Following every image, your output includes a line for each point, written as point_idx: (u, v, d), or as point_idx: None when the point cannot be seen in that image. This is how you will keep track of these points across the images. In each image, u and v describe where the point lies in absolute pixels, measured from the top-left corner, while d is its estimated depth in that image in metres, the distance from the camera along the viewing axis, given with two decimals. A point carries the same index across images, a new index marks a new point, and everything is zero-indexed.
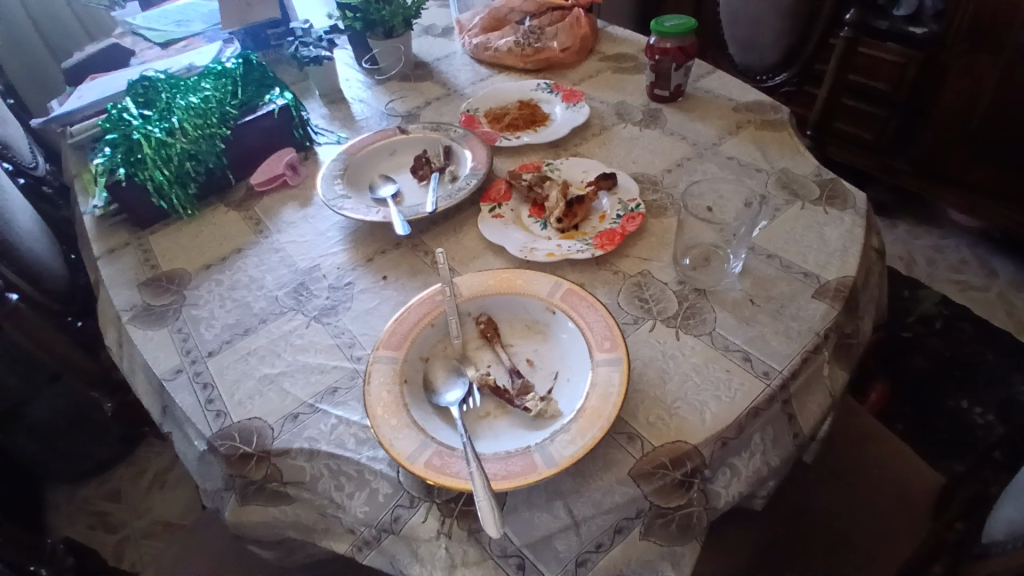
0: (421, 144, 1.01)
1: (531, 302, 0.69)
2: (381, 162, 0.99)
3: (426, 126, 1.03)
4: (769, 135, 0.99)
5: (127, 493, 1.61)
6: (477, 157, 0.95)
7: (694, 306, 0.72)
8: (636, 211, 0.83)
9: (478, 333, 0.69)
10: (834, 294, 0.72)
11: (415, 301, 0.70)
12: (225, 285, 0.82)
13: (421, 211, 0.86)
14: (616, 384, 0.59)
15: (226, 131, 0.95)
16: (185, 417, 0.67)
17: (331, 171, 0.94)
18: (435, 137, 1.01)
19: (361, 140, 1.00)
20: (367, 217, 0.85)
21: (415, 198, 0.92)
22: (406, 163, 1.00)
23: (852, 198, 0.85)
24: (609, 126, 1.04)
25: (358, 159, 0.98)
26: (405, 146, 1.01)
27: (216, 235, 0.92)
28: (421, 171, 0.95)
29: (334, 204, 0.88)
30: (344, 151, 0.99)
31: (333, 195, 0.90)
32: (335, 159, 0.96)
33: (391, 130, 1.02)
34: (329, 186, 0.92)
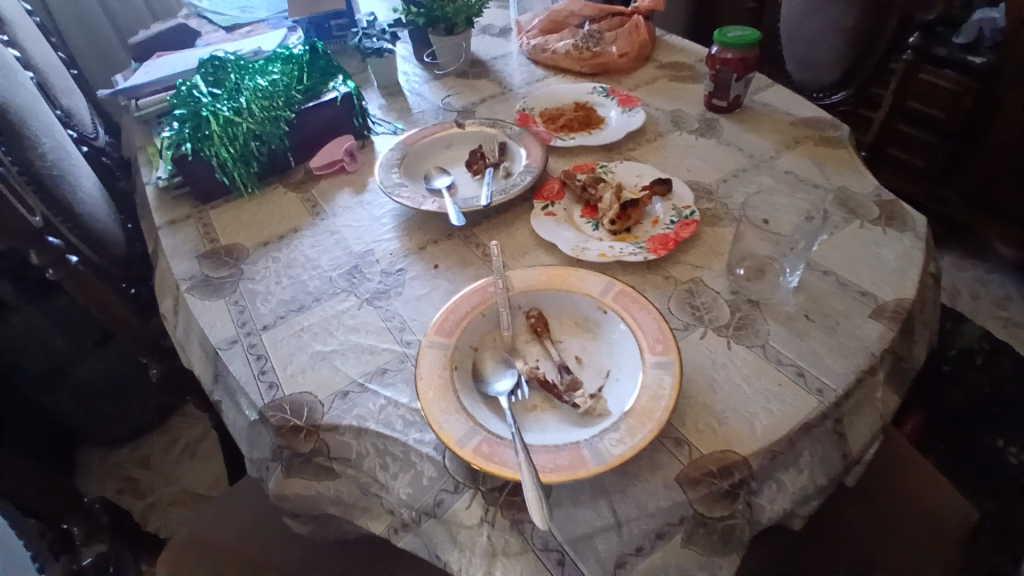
0: (476, 140, 1.02)
1: (582, 299, 0.69)
2: (436, 155, 1.01)
3: (483, 122, 1.04)
4: (826, 151, 0.97)
5: (157, 461, 1.66)
6: (532, 155, 0.95)
7: (746, 317, 0.71)
8: (691, 219, 0.82)
9: (528, 326, 0.70)
10: (891, 316, 0.71)
11: (468, 290, 0.71)
12: (281, 263, 0.84)
13: (475, 204, 0.87)
14: (668, 385, 0.58)
15: (291, 114, 0.98)
16: (238, 386, 0.69)
17: (388, 159, 0.96)
18: (490, 132, 1.02)
19: (418, 131, 1.02)
20: (423, 206, 0.87)
21: (469, 192, 0.93)
22: (461, 157, 1.01)
23: (912, 220, 0.83)
24: (664, 133, 1.04)
25: (416, 150, 1.00)
26: (460, 140, 1.03)
27: (274, 214, 0.94)
28: (475, 165, 0.97)
29: (389, 190, 0.90)
30: (400, 141, 1.00)
31: (389, 182, 0.91)
32: (394, 148, 0.98)
33: (450, 123, 1.04)
34: (385, 174, 0.93)
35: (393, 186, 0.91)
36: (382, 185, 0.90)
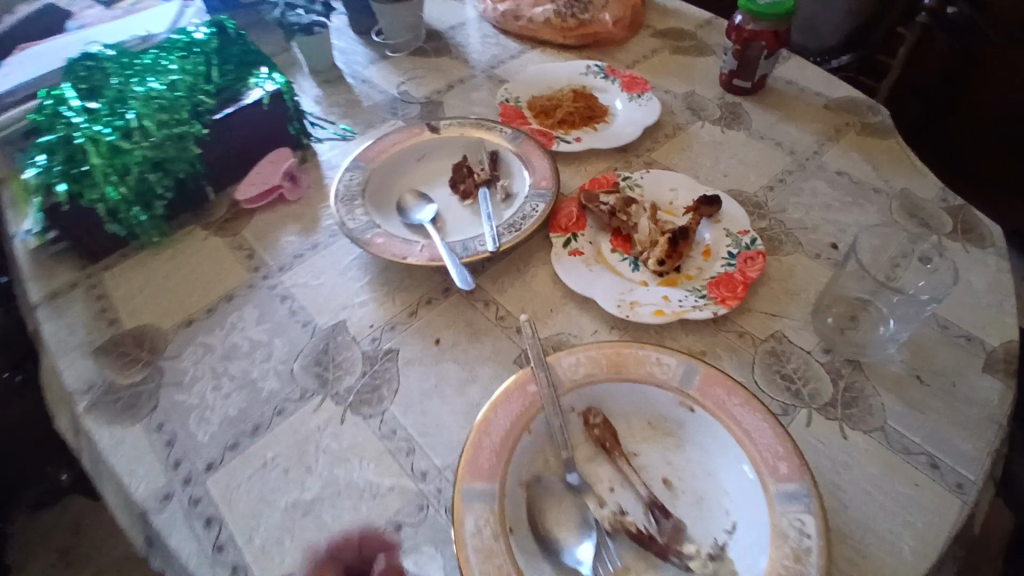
0: (457, 148, 0.80)
1: (655, 395, 0.53)
2: (407, 172, 0.79)
3: (462, 122, 0.82)
4: (873, 143, 0.82)
5: (89, 525, 1.29)
6: (535, 169, 0.74)
7: (853, 388, 0.57)
8: (753, 249, 0.66)
9: (588, 437, 0.52)
10: (1006, 368, 0.58)
11: (501, 394, 0.52)
12: (217, 355, 0.61)
13: (479, 249, 0.65)
14: (812, 534, 0.44)
15: (200, 128, 0.71)
16: (184, 573, 0.48)
17: (347, 185, 0.73)
18: (474, 137, 0.80)
19: (379, 141, 0.79)
20: (409, 257, 0.65)
21: (461, 225, 0.72)
22: (440, 172, 0.79)
23: (991, 232, 0.70)
24: (684, 125, 0.85)
25: (381, 169, 0.77)
26: (436, 150, 0.80)
27: (195, 274, 0.69)
28: (462, 186, 0.75)
29: (357, 236, 0.67)
30: (358, 156, 0.77)
31: (355, 223, 0.69)
32: (351, 169, 0.75)
33: (419, 127, 0.81)
34: (346, 209, 0.70)
35: (361, 228, 0.68)
36: (346, 230, 0.68)
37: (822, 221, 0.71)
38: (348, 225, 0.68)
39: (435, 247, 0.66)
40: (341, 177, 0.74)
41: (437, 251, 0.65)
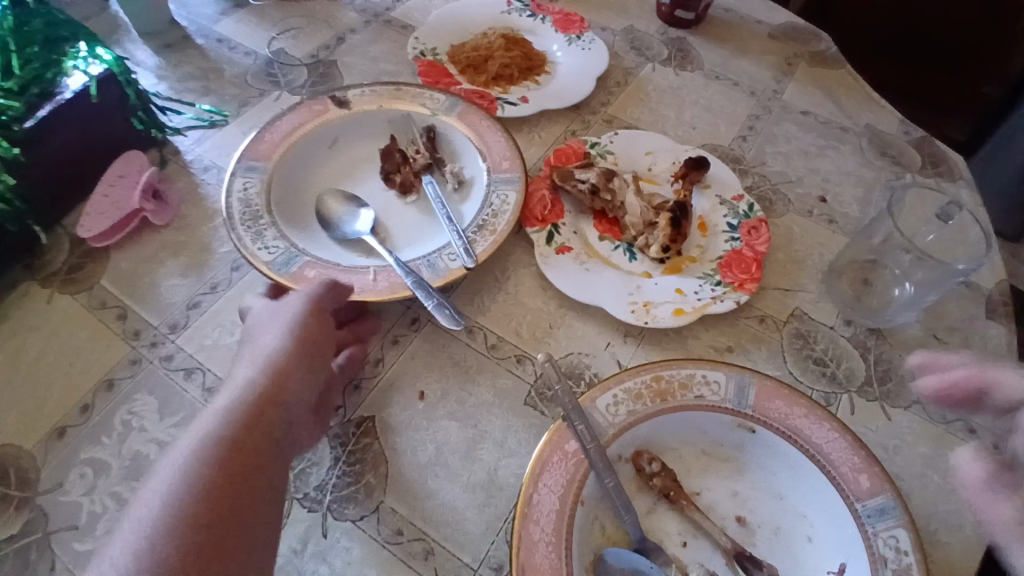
0: (376, 126, 0.63)
1: (707, 422, 0.45)
2: (317, 165, 0.60)
3: (377, 90, 0.63)
4: (827, 74, 0.77)
5: None
6: (489, 146, 0.59)
7: (882, 359, 0.53)
8: (754, 217, 0.59)
9: (642, 488, 0.43)
10: (1007, 312, 0.58)
11: (540, 462, 0.41)
12: (117, 475, 0.43)
13: (452, 266, 0.51)
14: (909, 549, 0.39)
15: (11, 148, 0.48)
16: None
17: (242, 197, 0.54)
18: (398, 110, 0.62)
19: (270, 127, 0.59)
20: (366, 291, 0.49)
21: (411, 232, 0.57)
22: (361, 161, 0.62)
23: (955, 165, 0.69)
24: (634, 70, 0.74)
25: (283, 167, 0.57)
26: (350, 132, 0.62)
27: (51, 357, 0.49)
28: (399, 178, 0.59)
29: (279, 273, 0.49)
30: (246, 151, 0.57)
31: (274, 254, 0.51)
32: (242, 172, 0.55)
33: (320, 101, 0.62)
34: (252, 233, 0.52)
35: (281, 260, 0.50)
36: (261, 265, 0.50)
37: (805, 172, 0.66)
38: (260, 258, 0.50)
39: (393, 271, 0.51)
40: (230, 186, 0.54)
41: (399, 278, 0.50)
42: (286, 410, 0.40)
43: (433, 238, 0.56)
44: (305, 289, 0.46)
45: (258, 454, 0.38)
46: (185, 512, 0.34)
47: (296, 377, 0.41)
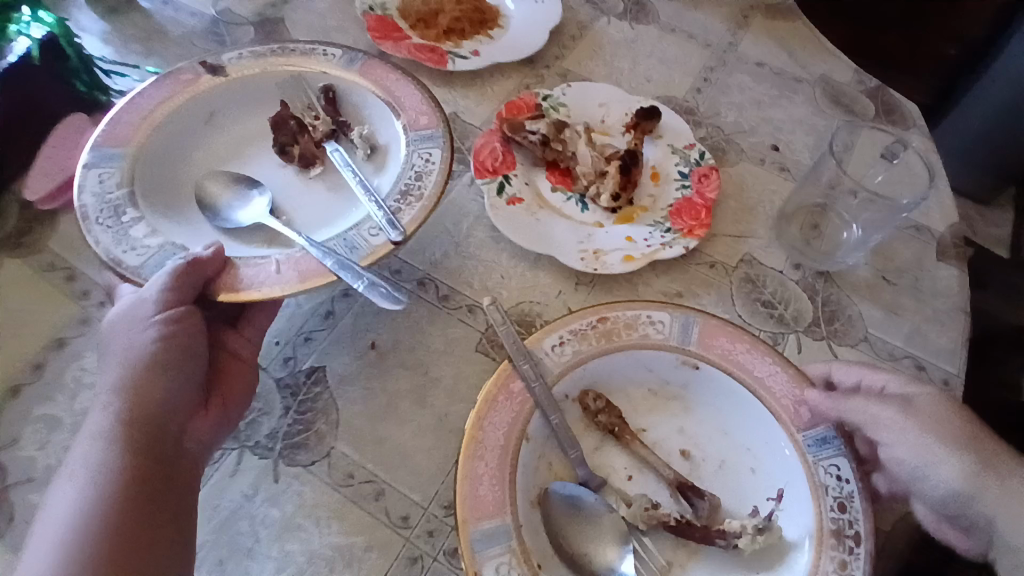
0: (259, 93, 0.59)
1: (651, 360, 0.45)
2: (192, 143, 0.56)
3: (258, 51, 0.59)
4: (782, 26, 0.77)
5: None
6: (401, 100, 0.56)
7: (831, 300, 0.54)
8: (705, 166, 0.59)
9: (589, 426, 0.44)
10: (957, 253, 0.59)
11: (486, 401, 0.41)
12: (67, 431, 0.43)
13: (375, 241, 0.48)
14: (850, 477, 0.40)
15: None
16: None
17: (100, 192, 0.49)
18: (282, 73, 0.58)
19: (131, 106, 0.54)
20: (270, 286, 0.44)
21: (320, 209, 0.54)
22: (250, 137, 0.58)
23: (908, 112, 0.70)
24: (590, 24, 0.73)
25: (148, 151, 0.53)
26: (228, 104, 0.58)
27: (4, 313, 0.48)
28: (297, 151, 0.55)
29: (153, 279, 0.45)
30: (104, 138, 0.52)
31: (151, 257, 0.46)
32: (98, 164, 0.50)
33: (190, 69, 0.57)
34: (114, 232, 0.47)
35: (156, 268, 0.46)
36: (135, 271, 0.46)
37: (757, 121, 0.66)
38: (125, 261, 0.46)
39: (302, 258, 0.46)
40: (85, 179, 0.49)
41: (309, 264, 0.45)
42: (174, 414, 0.42)
43: (347, 215, 0.53)
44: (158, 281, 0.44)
45: (157, 462, 0.39)
46: (96, 540, 0.36)
47: (172, 383, 0.43)
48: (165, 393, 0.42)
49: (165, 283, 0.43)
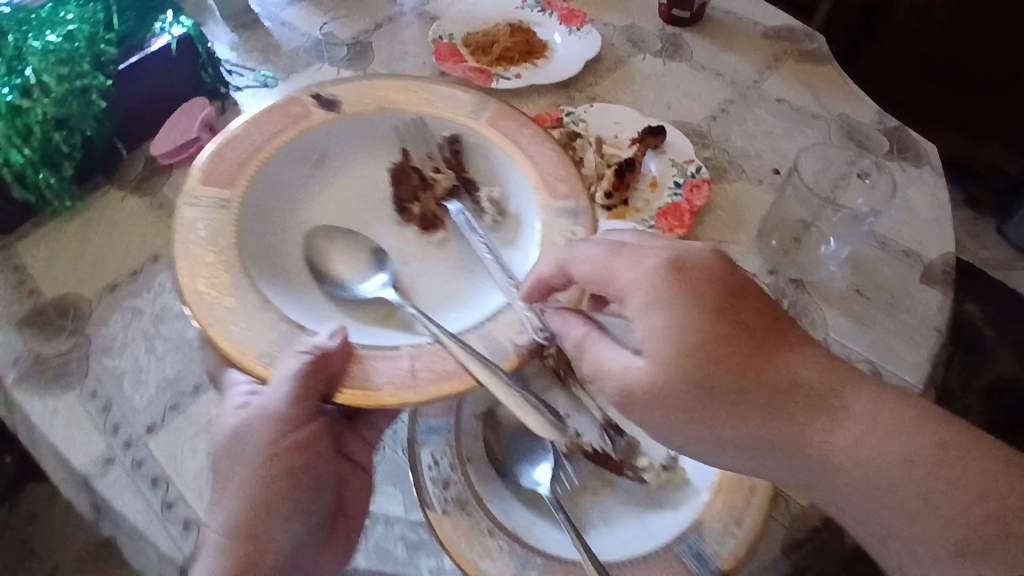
0: (382, 136, 0.63)
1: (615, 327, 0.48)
2: (305, 183, 0.60)
3: (376, 82, 0.62)
4: (812, 69, 0.83)
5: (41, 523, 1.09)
6: (539, 162, 0.57)
7: (797, 305, 0.59)
8: (699, 178, 0.66)
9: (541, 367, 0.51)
10: (944, 279, 0.61)
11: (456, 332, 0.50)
12: (150, 318, 0.59)
13: (517, 343, 0.47)
14: None
15: (105, 81, 0.65)
16: (135, 532, 0.48)
17: (200, 245, 0.49)
18: (406, 114, 0.61)
19: (240, 138, 0.56)
20: (404, 390, 0.43)
21: (441, 281, 0.58)
22: (369, 191, 0.63)
23: (925, 152, 0.73)
24: (625, 59, 0.83)
25: (259, 190, 0.55)
26: (342, 144, 0.62)
27: (116, 236, 0.65)
28: (416, 209, 0.61)
29: (263, 366, 0.45)
30: (207, 175, 0.53)
31: (263, 342, 0.45)
32: (197, 208, 0.51)
33: (301, 102, 0.59)
34: (224, 309, 0.46)
35: (268, 357, 0.45)
36: (241, 352, 0.45)
37: (764, 149, 0.72)
38: (229, 338, 0.45)
39: (437, 352, 0.45)
40: (185, 218, 0.50)
41: (443, 365, 0.44)
42: (282, 541, 0.45)
43: (475, 289, 0.56)
44: (286, 378, 0.44)
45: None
46: None
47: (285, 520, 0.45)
48: (278, 531, 0.45)
49: (290, 390, 0.44)
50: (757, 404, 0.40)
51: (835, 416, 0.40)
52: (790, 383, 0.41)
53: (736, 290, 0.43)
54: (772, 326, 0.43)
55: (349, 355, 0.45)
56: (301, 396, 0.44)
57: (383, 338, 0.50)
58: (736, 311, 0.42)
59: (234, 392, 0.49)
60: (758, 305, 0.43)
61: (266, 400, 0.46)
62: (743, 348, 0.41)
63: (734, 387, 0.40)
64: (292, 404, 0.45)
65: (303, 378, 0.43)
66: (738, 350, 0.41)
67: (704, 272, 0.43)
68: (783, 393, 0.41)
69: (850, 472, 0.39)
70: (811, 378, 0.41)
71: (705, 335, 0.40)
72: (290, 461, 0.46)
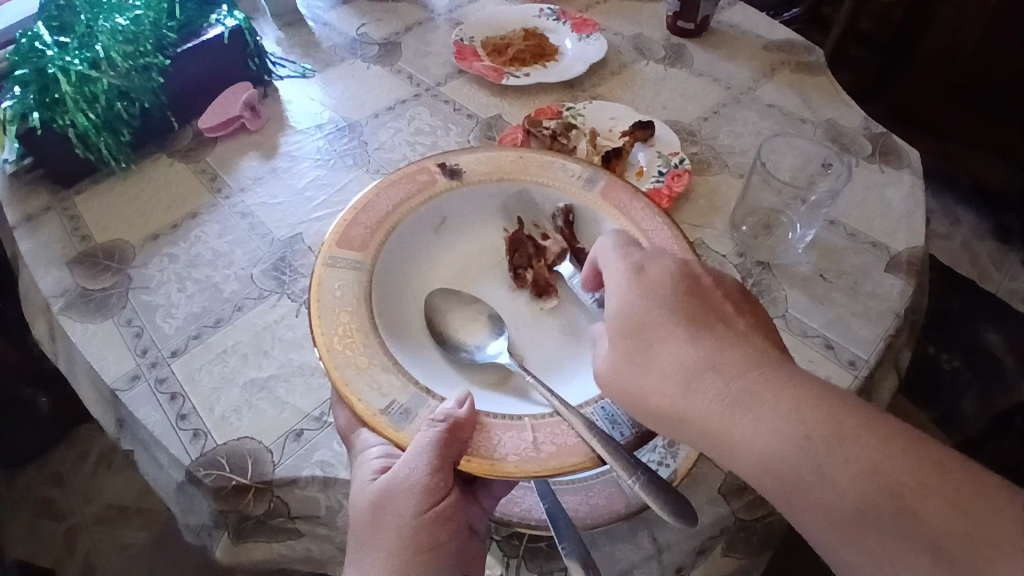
0: (494, 212, 0.62)
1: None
2: (425, 249, 0.59)
3: (495, 157, 0.62)
4: (807, 78, 0.88)
5: (77, 475, 1.19)
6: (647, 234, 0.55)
7: (760, 283, 0.63)
8: (681, 168, 0.72)
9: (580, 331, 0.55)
10: (908, 269, 0.64)
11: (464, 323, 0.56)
12: (182, 263, 0.67)
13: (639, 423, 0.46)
14: None
15: (164, 60, 0.75)
16: (151, 439, 0.55)
17: (336, 304, 0.49)
18: (521, 184, 0.61)
19: (371, 205, 0.56)
20: (527, 459, 0.43)
21: (556, 349, 0.55)
22: (488, 259, 0.61)
23: (907, 156, 0.76)
24: (629, 64, 0.90)
25: (385, 256, 0.55)
26: (461, 211, 0.60)
27: (161, 196, 0.74)
28: (530, 275, 0.58)
29: (396, 430, 0.44)
30: (337, 240, 0.53)
31: (397, 400, 0.45)
32: (336, 270, 0.51)
33: (427, 170, 0.60)
34: (354, 367, 0.46)
35: (400, 415, 0.45)
36: (379, 414, 0.44)
37: (749, 147, 0.78)
38: (364, 398, 0.45)
39: (558, 422, 0.45)
40: (323, 287, 0.50)
41: (566, 438, 0.44)
42: None
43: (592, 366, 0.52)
44: (422, 446, 0.43)
45: None
46: None
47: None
48: None
49: (427, 459, 0.43)
50: (650, 375, 0.44)
51: (737, 397, 0.40)
52: (691, 359, 0.43)
53: (693, 292, 0.47)
54: (712, 314, 0.45)
55: (478, 422, 0.44)
56: (436, 464, 0.43)
57: (509, 409, 0.48)
58: (675, 306, 0.45)
59: (366, 459, 0.47)
60: (707, 300, 0.46)
61: (401, 470, 0.44)
62: (672, 329, 0.44)
63: (632, 356, 0.45)
64: (430, 472, 0.43)
65: (436, 439, 0.42)
66: (652, 325, 0.45)
67: (665, 275, 0.47)
68: (685, 367, 0.43)
69: (741, 452, 0.40)
70: (720, 358, 0.42)
71: (636, 309, 0.46)
72: (424, 531, 0.44)
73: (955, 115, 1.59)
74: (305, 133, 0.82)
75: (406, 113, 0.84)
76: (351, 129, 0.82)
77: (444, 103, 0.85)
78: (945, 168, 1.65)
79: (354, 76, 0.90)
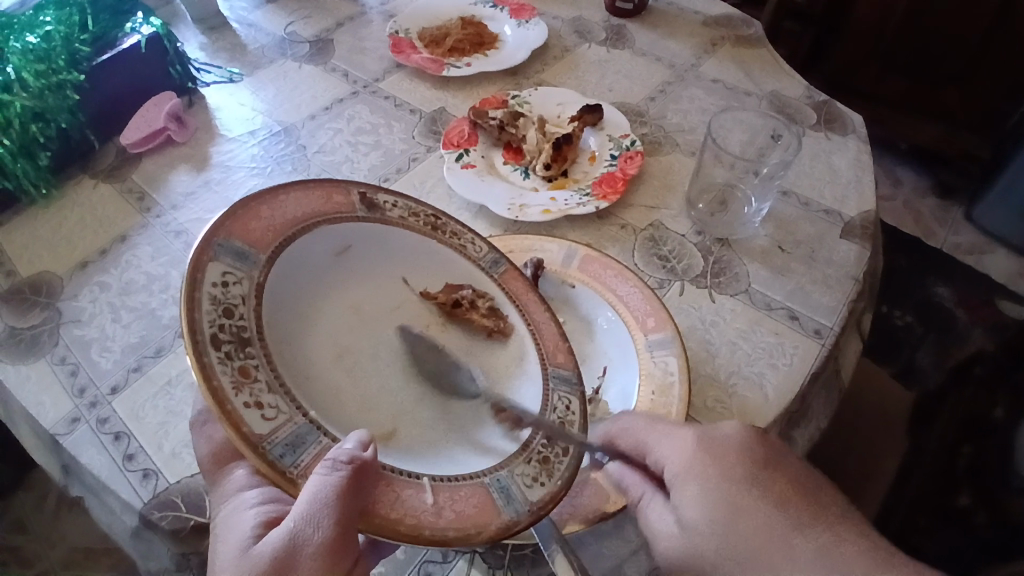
0: (402, 259, 0.53)
1: (528, 392, 0.49)
2: (318, 275, 0.48)
3: (414, 207, 0.53)
4: (747, 52, 0.88)
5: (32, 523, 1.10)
6: (538, 323, 0.52)
7: (721, 259, 0.63)
8: (633, 149, 0.71)
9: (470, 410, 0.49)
10: (862, 233, 0.65)
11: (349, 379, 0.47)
12: (115, 291, 0.62)
13: (531, 494, 0.43)
14: (674, 371, 0.50)
15: (78, 76, 0.69)
16: (99, 485, 0.51)
17: (219, 303, 0.38)
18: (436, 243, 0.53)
19: (276, 202, 0.45)
20: (427, 526, 0.39)
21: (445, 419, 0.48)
22: (387, 308, 0.51)
23: (850, 122, 0.77)
24: (572, 48, 0.89)
25: (280, 266, 0.44)
26: (370, 244, 0.51)
27: (87, 220, 0.69)
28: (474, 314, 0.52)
29: (279, 466, 0.37)
30: (230, 224, 0.42)
31: (282, 429, 0.38)
32: (224, 259, 0.40)
33: (348, 193, 0.49)
34: (234, 377, 0.37)
35: (284, 449, 0.37)
36: (261, 440, 0.36)
37: (698, 124, 0.77)
38: (246, 418, 0.36)
39: (458, 486, 0.42)
40: (200, 276, 0.38)
41: (466, 507, 0.40)
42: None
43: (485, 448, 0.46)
44: (318, 485, 0.36)
45: None
46: None
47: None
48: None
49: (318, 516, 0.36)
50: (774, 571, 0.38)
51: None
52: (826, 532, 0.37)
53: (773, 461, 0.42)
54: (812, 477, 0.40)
55: (380, 477, 0.40)
56: (337, 522, 0.36)
57: (420, 466, 0.43)
58: None
59: (244, 518, 0.40)
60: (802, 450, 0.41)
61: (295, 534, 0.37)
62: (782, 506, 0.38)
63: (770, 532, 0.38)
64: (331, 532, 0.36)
65: (333, 479, 0.36)
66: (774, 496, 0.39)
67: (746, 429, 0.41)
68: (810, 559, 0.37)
69: None
70: None
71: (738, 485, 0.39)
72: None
73: (887, 79, 1.64)
74: (238, 141, 0.77)
75: (345, 112, 0.80)
76: (287, 133, 0.78)
77: (384, 100, 0.82)
78: (883, 131, 1.70)
79: (287, 77, 0.85)
